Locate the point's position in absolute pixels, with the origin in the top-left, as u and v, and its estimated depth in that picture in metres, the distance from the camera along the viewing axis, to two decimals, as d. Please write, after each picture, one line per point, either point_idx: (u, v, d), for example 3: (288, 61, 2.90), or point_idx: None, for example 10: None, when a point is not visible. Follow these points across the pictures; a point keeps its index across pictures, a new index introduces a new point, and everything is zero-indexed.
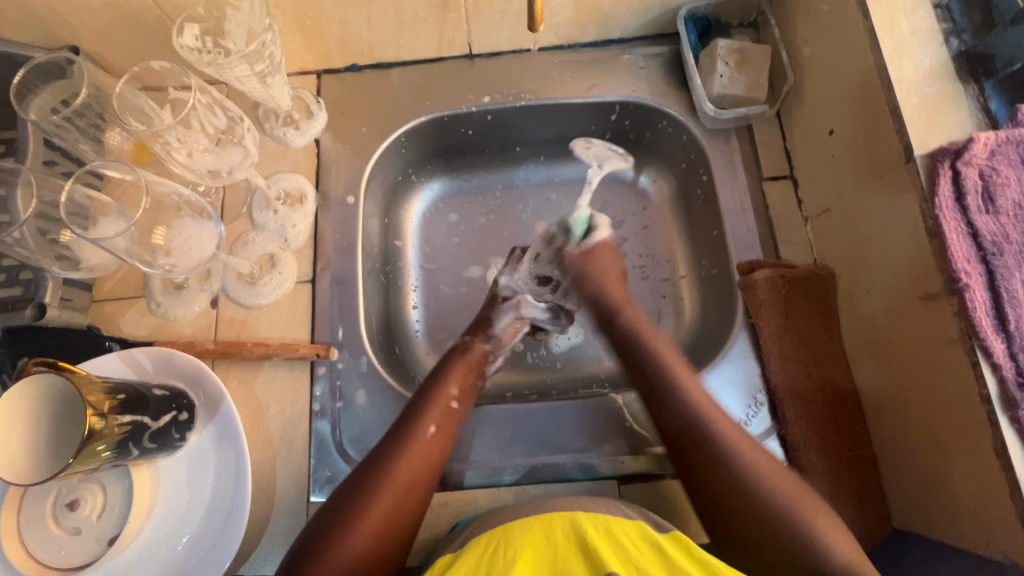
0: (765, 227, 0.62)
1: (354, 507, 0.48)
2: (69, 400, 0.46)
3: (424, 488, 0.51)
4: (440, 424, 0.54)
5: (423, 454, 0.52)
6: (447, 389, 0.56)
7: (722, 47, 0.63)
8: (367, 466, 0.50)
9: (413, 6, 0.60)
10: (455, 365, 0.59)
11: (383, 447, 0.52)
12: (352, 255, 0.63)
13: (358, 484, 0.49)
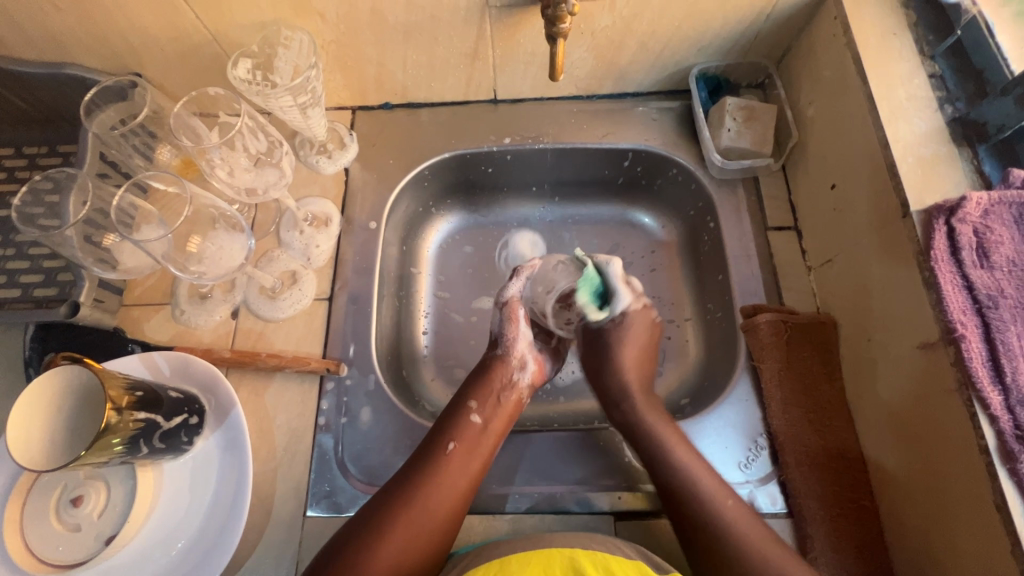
0: (769, 274, 0.64)
1: (371, 523, 0.50)
2: (89, 392, 0.48)
3: (447, 502, 0.52)
4: (459, 438, 0.55)
5: (442, 468, 0.53)
6: (465, 404, 0.58)
7: (731, 104, 0.66)
8: (390, 484, 0.53)
9: (446, 54, 0.66)
10: (477, 379, 0.61)
11: (406, 465, 0.54)
12: (370, 277, 0.66)
13: (379, 501, 0.51)
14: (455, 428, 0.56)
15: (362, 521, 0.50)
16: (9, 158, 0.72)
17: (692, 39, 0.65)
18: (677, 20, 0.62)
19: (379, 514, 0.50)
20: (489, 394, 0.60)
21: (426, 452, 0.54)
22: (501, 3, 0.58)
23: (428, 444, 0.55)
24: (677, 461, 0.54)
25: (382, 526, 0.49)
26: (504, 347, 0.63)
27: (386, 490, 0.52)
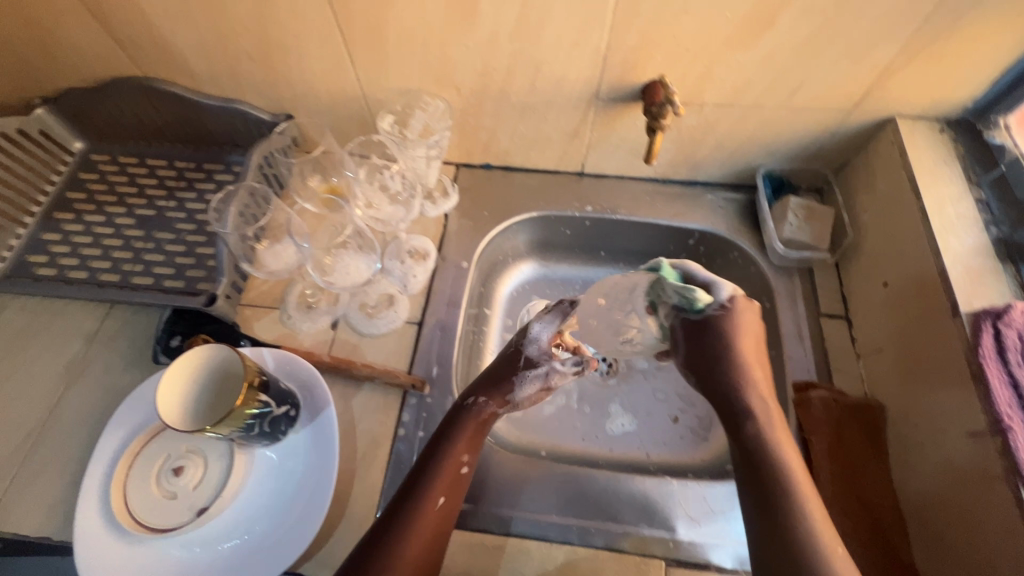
0: (821, 356, 0.70)
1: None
2: (225, 368, 0.56)
3: (434, 559, 0.54)
4: (448, 492, 0.57)
5: (429, 523, 0.55)
6: (456, 455, 0.59)
7: (794, 203, 0.75)
8: (380, 546, 0.52)
9: (551, 131, 0.77)
10: (466, 429, 0.61)
11: (396, 522, 0.54)
12: (457, 309, 0.74)
13: (375, 564, 0.51)
14: (444, 481, 0.57)
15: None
16: (163, 168, 0.86)
17: (763, 144, 0.75)
18: (752, 128, 0.73)
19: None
20: (475, 445, 0.61)
21: (416, 509, 0.55)
22: (609, 97, 0.70)
23: (420, 500, 0.55)
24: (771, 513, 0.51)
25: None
26: (504, 407, 0.65)
27: (378, 551, 0.52)
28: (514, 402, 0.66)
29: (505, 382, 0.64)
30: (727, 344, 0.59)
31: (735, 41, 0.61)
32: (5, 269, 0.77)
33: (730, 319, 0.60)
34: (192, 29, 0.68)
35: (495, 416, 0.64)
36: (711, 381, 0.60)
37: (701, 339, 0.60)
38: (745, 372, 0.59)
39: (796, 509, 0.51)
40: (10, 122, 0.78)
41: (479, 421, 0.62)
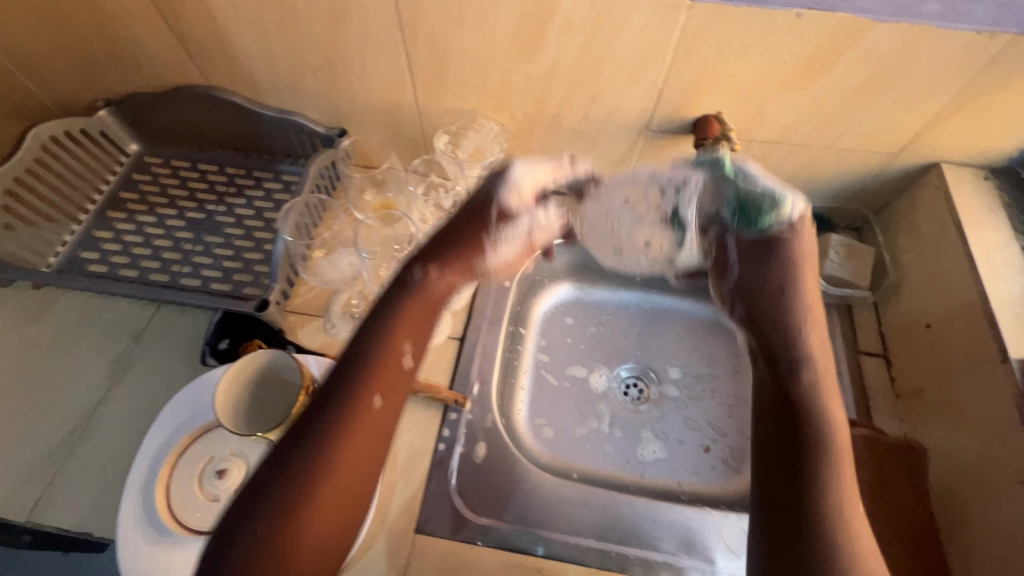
0: (861, 393, 0.70)
1: (289, 506, 0.43)
2: (278, 372, 0.58)
3: (373, 465, 0.48)
4: (385, 390, 0.49)
5: (364, 422, 0.47)
6: (396, 345, 0.52)
7: (834, 240, 0.76)
8: (295, 456, 0.45)
9: (598, 158, 0.79)
10: (410, 309, 0.54)
11: (321, 424, 0.46)
12: (498, 327, 0.75)
13: (291, 478, 0.44)
14: (379, 380, 0.49)
15: (274, 502, 0.43)
16: (215, 173, 0.88)
17: (806, 181, 0.77)
18: (797, 165, 0.74)
19: (298, 494, 0.43)
20: (421, 332, 0.54)
21: (344, 411, 0.47)
22: (659, 129, 0.72)
23: (347, 396, 0.48)
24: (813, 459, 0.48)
25: (303, 507, 0.43)
26: (466, 279, 0.60)
27: (295, 465, 0.44)
28: (479, 271, 0.62)
29: (472, 246, 0.60)
30: (781, 281, 0.60)
31: (791, 83, 0.63)
32: (58, 264, 0.78)
33: (790, 248, 0.62)
34: (261, 44, 0.71)
35: (450, 289, 0.58)
36: (768, 321, 0.60)
37: (753, 275, 0.63)
38: (800, 309, 0.59)
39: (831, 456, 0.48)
40: (74, 123, 0.81)
41: (427, 298, 0.56)
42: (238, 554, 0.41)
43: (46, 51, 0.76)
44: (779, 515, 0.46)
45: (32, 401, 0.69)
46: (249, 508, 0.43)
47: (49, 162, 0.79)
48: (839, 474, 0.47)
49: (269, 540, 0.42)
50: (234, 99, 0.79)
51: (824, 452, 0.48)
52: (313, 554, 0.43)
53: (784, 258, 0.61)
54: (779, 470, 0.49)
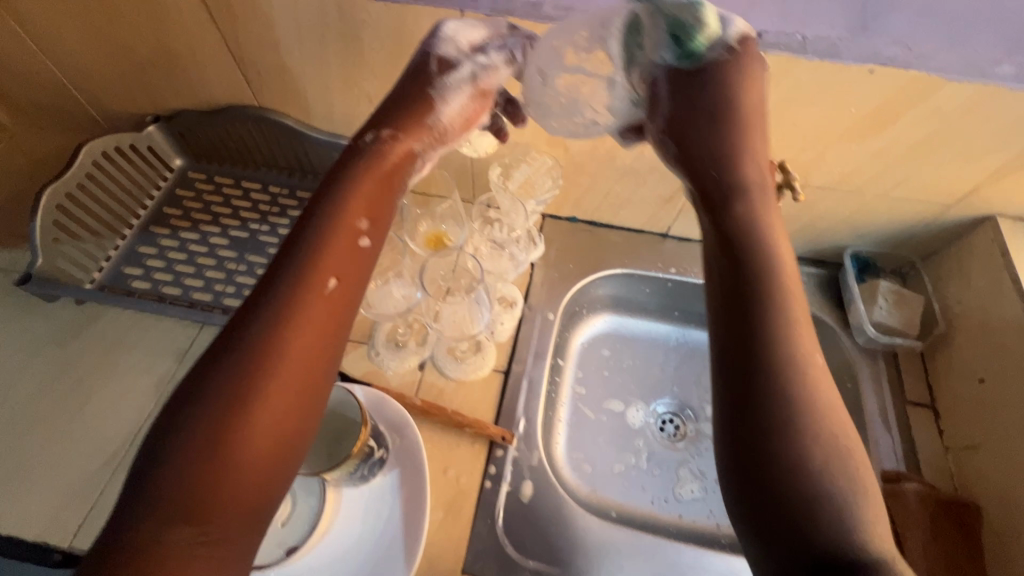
0: (908, 445, 0.70)
1: (236, 388, 0.41)
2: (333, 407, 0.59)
3: (328, 349, 0.46)
4: (339, 271, 0.48)
5: (320, 297, 0.46)
6: (349, 222, 0.51)
7: (884, 286, 0.75)
8: (240, 335, 0.43)
9: (647, 194, 0.79)
10: (366, 182, 0.54)
11: (269, 308, 0.44)
12: (542, 362, 0.75)
13: (238, 359, 0.42)
14: (334, 255, 0.48)
15: (220, 387, 0.41)
16: (257, 192, 0.88)
17: (856, 226, 0.77)
18: (849, 211, 0.74)
19: (247, 376, 0.41)
20: (377, 202, 0.54)
21: (296, 291, 0.45)
22: None
23: (296, 277, 0.46)
24: (772, 320, 0.43)
25: (251, 389, 0.41)
26: (421, 146, 0.59)
27: (242, 345, 0.43)
28: (436, 130, 0.60)
29: (418, 113, 0.59)
30: (728, 118, 0.52)
31: (853, 134, 0.63)
32: (102, 279, 0.77)
33: (739, 82, 0.53)
34: (319, 70, 0.70)
35: (410, 156, 0.58)
36: (704, 156, 0.53)
37: (689, 115, 0.53)
38: (750, 145, 0.53)
39: (781, 309, 0.43)
40: (125, 138, 0.81)
41: (375, 170, 0.55)
42: (179, 444, 0.39)
43: (100, 67, 0.76)
44: (743, 399, 0.41)
45: (75, 423, 0.68)
46: (192, 394, 0.41)
47: (98, 176, 0.79)
48: (784, 325, 0.43)
49: (213, 423, 0.40)
50: (284, 122, 0.79)
51: (784, 327, 0.43)
52: (268, 438, 0.41)
53: (721, 88, 0.53)
54: (740, 347, 0.42)
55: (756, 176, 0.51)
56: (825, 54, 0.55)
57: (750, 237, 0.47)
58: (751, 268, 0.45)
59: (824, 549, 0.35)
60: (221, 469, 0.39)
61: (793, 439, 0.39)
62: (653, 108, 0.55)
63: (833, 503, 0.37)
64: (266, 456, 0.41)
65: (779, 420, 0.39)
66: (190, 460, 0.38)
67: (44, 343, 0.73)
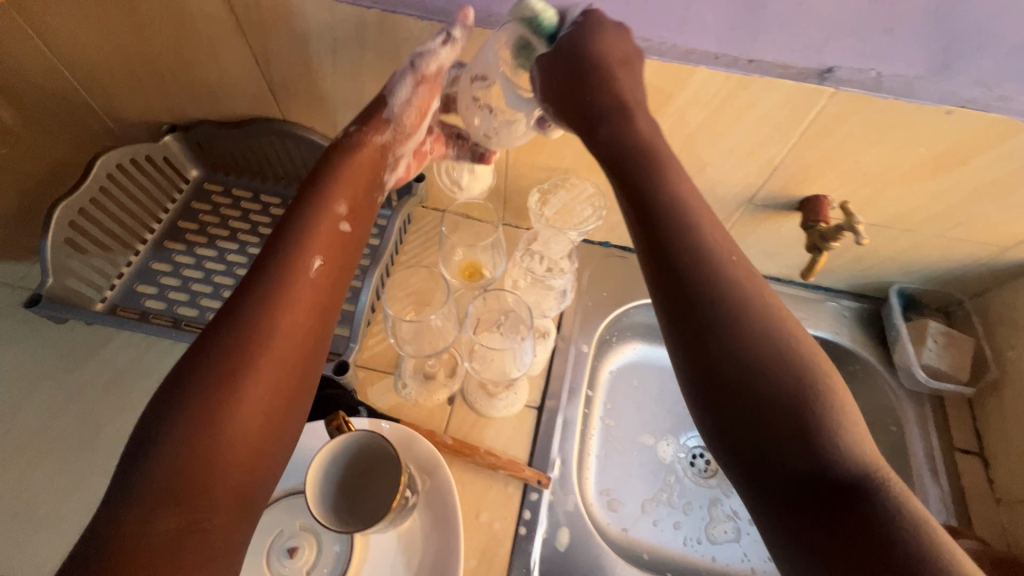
0: (956, 495, 0.67)
1: (230, 366, 0.45)
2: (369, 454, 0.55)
3: (313, 329, 0.51)
4: (324, 256, 0.54)
5: (304, 283, 0.51)
6: (329, 214, 0.56)
7: (933, 327, 0.73)
8: (232, 319, 0.47)
9: None
10: (343, 180, 0.58)
11: (258, 292, 0.49)
12: (576, 398, 0.71)
13: (230, 341, 0.46)
14: (318, 247, 0.54)
15: (213, 365, 0.45)
16: (277, 207, 0.84)
17: (905, 263, 0.74)
18: (900, 248, 0.71)
19: (239, 354, 0.46)
20: (357, 194, 0.59)
21: (285, 276, 0.50)
22: (762, 204, 0.69)
23: (285, 266, 0.51)
24: (720, 288, 0.43)
25: (243, 367, 0.45)
26: (388, 136, 0.61)
27: (232, 328, 0.47)
28: (396, 123, 0.60)
29: (377, 107, 0.60)
30: (625, 96, 0.48)
31: (918, 173, 0.60)
32: (113, 298, 0.74)
33: (590, 40, 0.48)
34: (352, 86, 0.67)
35: (382, 154, 0.61)
36: (624, 107, 0.48)
37: (586, 95, 0.48)
38: (645, 121, 0.49)
39: (715, 272, 0.43)
40: (139, 150, 0.76)
41: (358, 164, 0.59)
42: (181, 418, 0.42)
43: (118, 74, 0.72)
44: (713, 379, 0.41)
45: (85, 454, 0.65)
46: (187, 375, 0.44)
47: (112, 191, 0.74)
48: (741, 283, 0.43)
49: (208, 396, 0.43)
50: (310, 137, 0.75)
51: (727, 288, 0.43)
52: (262, 411, 0.46)
53: (604, 59, 0.48)
54: (697, 332, 0.42)
55: (669, 154, 0.48)
56: (901, 93, 0.52)
57: (650, 192, 0.46)
58: (677, 230, 0.44)
59: (838, 491, 0.37)
60: (220, 436, 0.43)
61: (773, 395, 0.39)
62: (543, 89, 0.50)
63: (826, 444, 0.38)
64: (262, 426, 0.45)
65: (752, 397, 0.40)
66: (191, 433, 0.42)
67: (53, 366, 0.70)
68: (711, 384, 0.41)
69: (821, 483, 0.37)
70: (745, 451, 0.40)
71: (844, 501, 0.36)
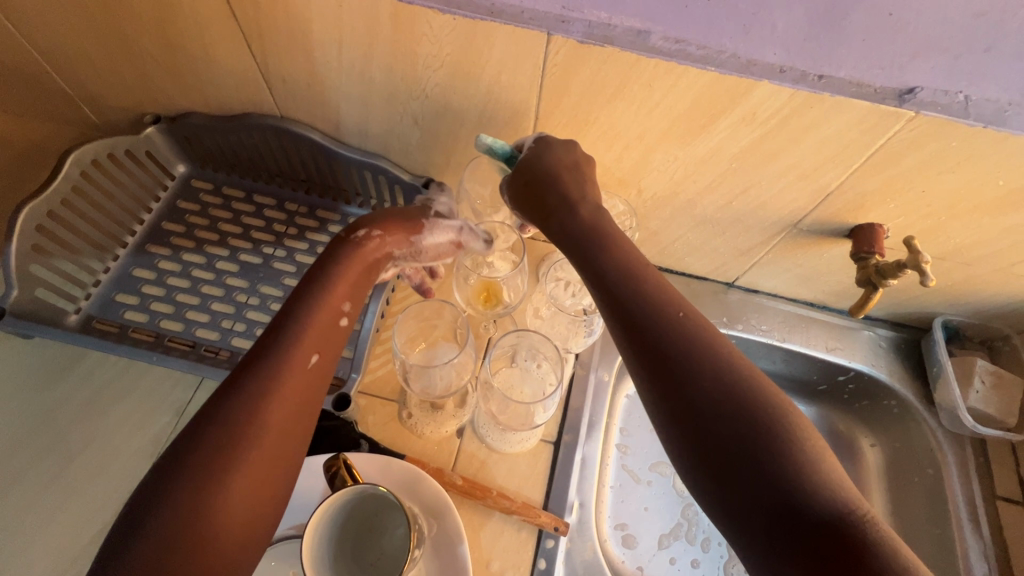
0: (997, 547, 0.63)
1: (217, 460, 0.39)
2: (375, 509, 0.50)
3: (301, 426, 0.44)
4: (323, 346, 0.47)
5: (305, 364, 0.45)
6: (336, 301, 0.50)
7: (981, 366, 0.68)
8: (211, 420, 0.41)
9: (722, 245, 0.69)
10: (357, 263, 0.53)
11: (244, 387, 0.42)
12: (595, 432, 0.66)
13: (210, 447, 0.39)
14: (323, 324, 0.48)
15: (190, 478, 0.38)
16: (271, 209, 0.77)
17: (954, 297, 0.68)
18: (952, 282, 0.65)
19: (224, 455, 0.39)
20: (364, 284, 0.54)
21: (277, 366, 0.44)
22: (809, 229, 0.63)
23: (279, 354, 0.44)
24: (726, 380, 0.41)
25: (225, 477, 0.39)
26: (402, 254, 0.58)
27: (212, 432, 0.40)
28: (415, 250, 0.58)
29: (412, 224, 0.58)
30: (576, 194, 0.52)
31: (990, 207, 0.54)
32: (88, 308, 0.67)
33: (545, 151, 0.54)
34: (359, 86, 0.59)
35: (387, 257, 0.56)
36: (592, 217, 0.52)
37: (544, 198, 0.53)
38: (594, 213, 0.52)
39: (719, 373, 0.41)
40: (119, 143, 0.69)
41: (369, 259, 0.54)
42: (150, 545, 0.36)
43: (94, 59, 0.65)
44: (697, 441, 0.40)
45: (59, 485, 0.59)
46: (157, 492, 0.38)
47: (87, 189, 0.67)
48: (704, 339, 0.43)
49: (189, 504, 0.37)
50: (310, 135, 0.68)
51: (692, 339, 0.43)
52: (247, 507, 0.39)
53: (558, 167, 0.53)
54: (694, 418, 0.40)
55: (623, 239, 0.50)
56: (991, 120, 0.45)
57: (636, 293, 0.46)
58: (670, 334, 0.43)
59: (821, 524, 0.35)
60: (206, 528, 0.37)
61: (741, 436, 0.39)
62: (509, 192, 0.56)
63: (804, 478, 0.37)
64: (240, 543, 0.39)
65: (775, 497, 0.37)
66: (170, 552, 0.36)
67: (25, 384, 0.64)
68: (711, 465, 0.39)
69: (804, 519, 0.35)
70: (728, 505, 0.38)
71: (829, 536, 0.35)
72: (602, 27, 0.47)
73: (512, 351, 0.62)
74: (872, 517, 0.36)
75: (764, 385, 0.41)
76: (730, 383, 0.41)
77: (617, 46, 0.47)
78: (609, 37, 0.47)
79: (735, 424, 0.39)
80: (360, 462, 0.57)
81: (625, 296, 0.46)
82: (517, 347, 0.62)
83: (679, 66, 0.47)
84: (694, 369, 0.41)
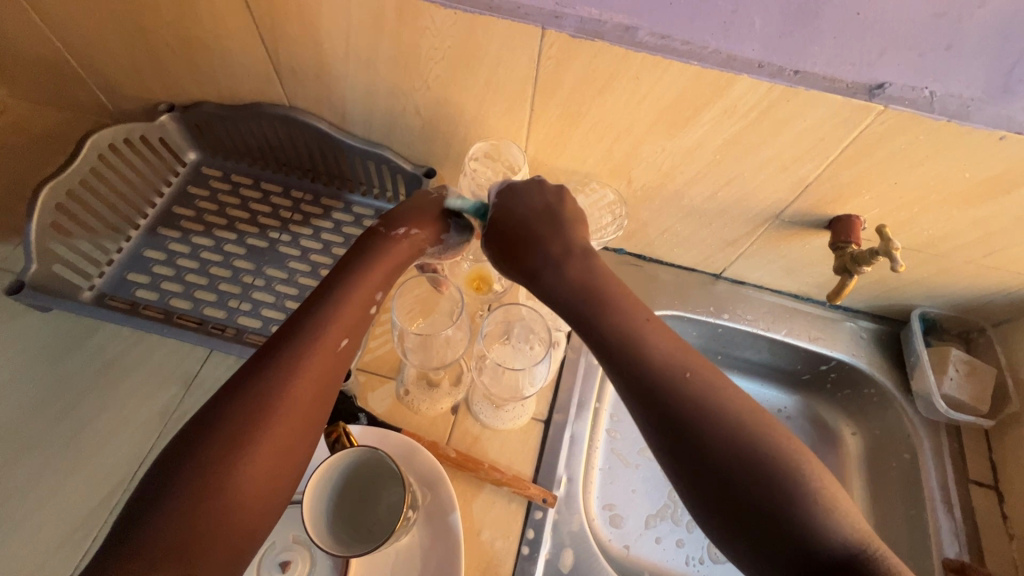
0: (970, 528, 0.66)
1: (231, 444, 0.41)
2: (370, 474, 0.53)
3: (324, 407, 0.46)
4: (351, 331, 0.50)
5: (320, 355, 0.47)
6: (365, 293, 0.52)
7: (955, 355, 0.71)
8: (246, 387, 0.43)
9: (709, 235, 0.72)
10: (387, 258, 0.54)
11: (271, 368, 0.44)
12: (584, 412, 0.69)
13: (241, 412, 0.42)
14: (346, 318, 0.49)
15: (201, 461, 0.40)
16: (278, 196, 0.80)
17: (930, 289, 0.71)
18: (927, 274, 0.68)
19: (238, 439, 0.41)
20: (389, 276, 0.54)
21: (303, 352, 0.46)
22: (790, 220, 0.66)
23: (301, 346, 0.46)
24: (687, 374, 0.41)
25: (236, 463, 0.40)
26: (434, 249, 0.58)
27: (241, 407, 0.42)
28: (445, 244, 0.59)
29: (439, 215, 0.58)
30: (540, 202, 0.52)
31: (958, 199, 0.57)
32: (102, 286, 0.70)
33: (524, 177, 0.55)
34: (365, 76, 0.63)
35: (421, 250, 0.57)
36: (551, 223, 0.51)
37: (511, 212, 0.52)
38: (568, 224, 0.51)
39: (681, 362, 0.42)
40: (135, 129, 0.72)
41: (404, 254, 0.55)
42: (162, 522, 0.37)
43: (113, 49, 0.68)
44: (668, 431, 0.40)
45: (71, 451, 0.62)
46: (174, 467, 0.40)
47: (102, 172, 0.70)
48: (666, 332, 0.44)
49: (200, 483, 0.39)
50: (317, 124, 0.71)
51: (702, 405, 0.40)
52: (258, 490, 0.41)
53: (529, 212, 0.52)
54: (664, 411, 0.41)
55: (623, 293, 0.47)
56: (955, 114, 0.49)
57: (596, 290, 0.47)
58: (634, 334, 0.44)
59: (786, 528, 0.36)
60: (218, 508, 0.39)
61: (702, 422, 0.39)
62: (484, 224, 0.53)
63: (779, 485, 0.37)
64: (256, 505, 0.41)
65: (736, 475, 0.38)
66: (182, 529, 0.37)
67: (40, 354, 0.67)
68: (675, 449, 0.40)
69: (816, 567, 0.36)
70: (742, 552, 0.38)
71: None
72: (593, 23, 0.50)
73: (506, 328, 0.65)
74: (882, 553, 0.36)
75: (778, 444, 0.39)
76: (688, 375, 0.41)
77: (606, 40, 0.50)
78: (600, 32, 0.51)
79: (699, 411, 0.40)
80: (360, 430, 0.60)
81: (587, 300, 0.46)
82: (511, 326, 0.65)
83: (664, 60, 0.50)
84: (654, 365, 0.42)
